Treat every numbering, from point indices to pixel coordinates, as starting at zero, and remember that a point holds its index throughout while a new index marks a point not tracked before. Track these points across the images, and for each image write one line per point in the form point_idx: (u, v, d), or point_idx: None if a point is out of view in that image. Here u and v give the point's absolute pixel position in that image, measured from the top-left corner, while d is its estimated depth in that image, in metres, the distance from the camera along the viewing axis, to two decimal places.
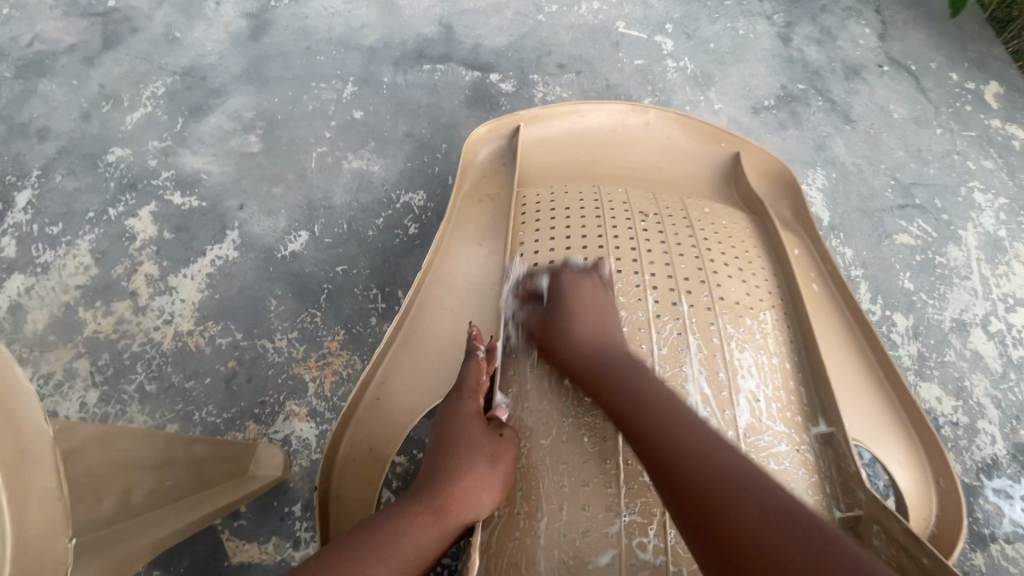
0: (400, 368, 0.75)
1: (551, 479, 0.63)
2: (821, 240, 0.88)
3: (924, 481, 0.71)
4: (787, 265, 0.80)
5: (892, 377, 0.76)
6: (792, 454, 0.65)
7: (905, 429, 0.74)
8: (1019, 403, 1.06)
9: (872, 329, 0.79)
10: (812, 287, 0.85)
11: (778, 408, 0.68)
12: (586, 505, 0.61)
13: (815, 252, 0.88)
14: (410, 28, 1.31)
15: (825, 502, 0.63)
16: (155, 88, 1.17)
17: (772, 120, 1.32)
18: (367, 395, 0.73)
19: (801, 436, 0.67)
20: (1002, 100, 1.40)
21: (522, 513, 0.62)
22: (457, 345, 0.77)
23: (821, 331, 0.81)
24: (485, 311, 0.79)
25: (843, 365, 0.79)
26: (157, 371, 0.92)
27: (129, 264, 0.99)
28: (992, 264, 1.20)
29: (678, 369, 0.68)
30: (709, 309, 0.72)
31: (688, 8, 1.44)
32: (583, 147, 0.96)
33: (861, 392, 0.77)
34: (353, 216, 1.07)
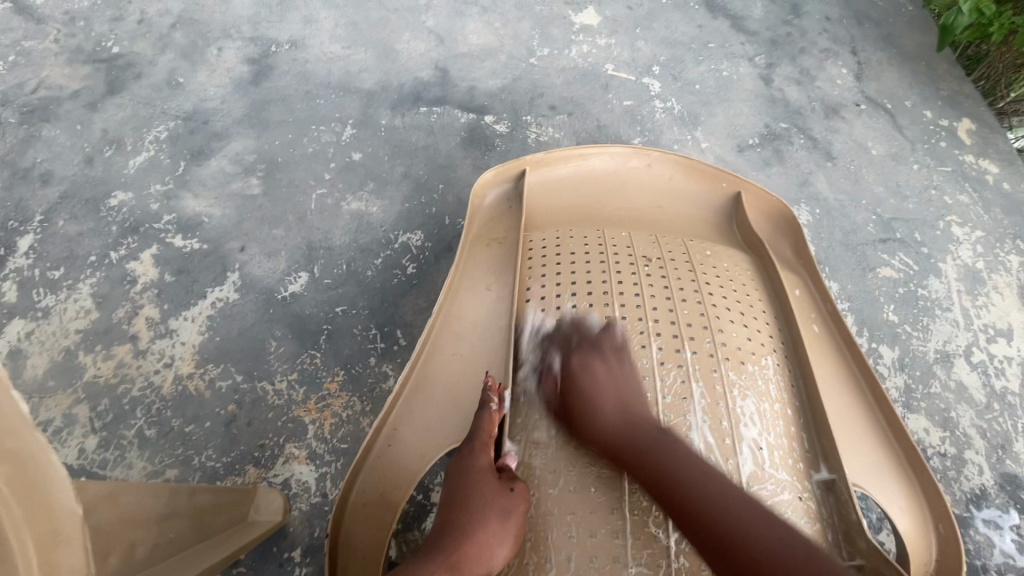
0: (410, 413, 0.76)
1: (561, 530, 0.64)
2: (820, 280, 0.90)
3: (922, 523, 0.73)
4: (786, 309, 0.83)
5: (891, 418, 0.79)
6: (794, 500, 0.67)
7: (904, 470, 0.76)
8: (1003, 433, 1.09)
9: (871, 371, 0.82)
10: (812, 328, 0.88)
11: (780, 457, 0.70)
12: (594, 556, 0.63)
13: (815, 292, 0.91)
14: (407, 72, 1.36)
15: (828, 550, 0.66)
16: (157, 132, 1.20)
17: (756, 157, 1.37)
18: (378, 440, 0.74)
19: (803, 483, 0.69)
20: (974, 136, 1.47)
21: (531, 564, 0.63)
22: (467, 391, 0.78)
23: (822, 373, 0.84)
24: (495, 356, 0.80)
25: (841, 407, 0.81)
26: (157, 416, 0.92)
27: (131, 307, 1.00)
28: (972, 296, 1.24)
29: (682, 419, 0.70)
30: (712, 355, 0.74)
31: (673, 51, 1.50)
32: (587, 190, 1.00)
33: (859, 433, 0.79)
34: (352, 257, 1.09)
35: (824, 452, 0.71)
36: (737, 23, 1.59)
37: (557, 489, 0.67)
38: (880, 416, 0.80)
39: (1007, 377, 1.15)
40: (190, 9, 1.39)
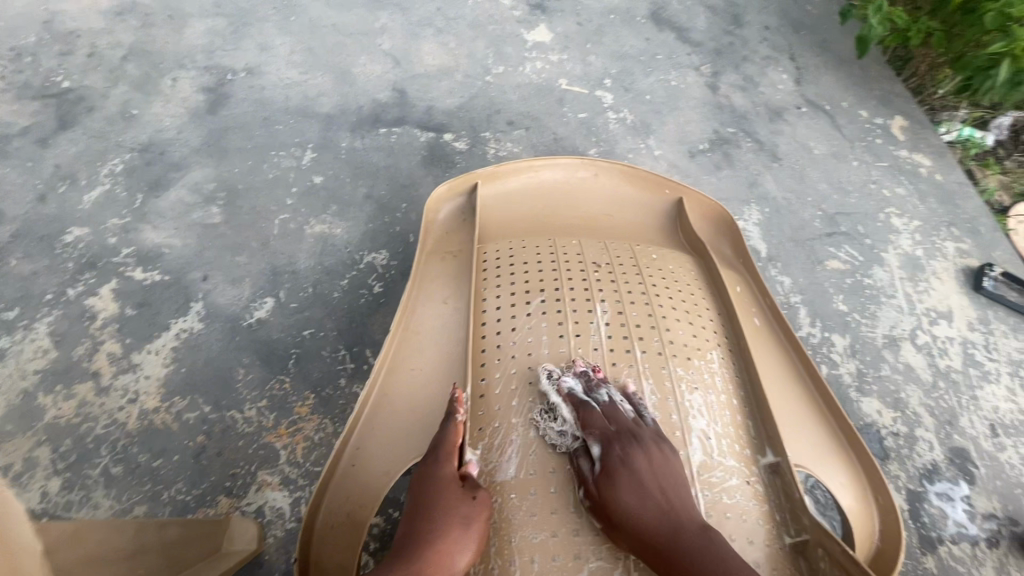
0: (373, 431, 0.77)
1: (523, 532, 0.66)
2: (759, 278, 0.96)
3: (865, 498, 0.78)
4: (728, 306, 0.88)
5: (830, 402, 0.84)
6: (742, 486, 0.71)
7: (844, 451, 0.81)
8: (949, 409, 1.16)
9: (810, 361, 0.87)
10: (753, 322, 0.93)
11: (728, 446, 0.73)
12: (556, 555, 0.65)
13: (755, 289, 0.96)
14: (365, 94, 1.38)
15: (777, 530, 0.69)
16: (112, 165, 1.19)
17: (708, 162, 1.43)
18: (343, 459, 0.75)
19: (750, 468, 0.73)
20: (907, 132, 1.57)
21: (496, 568, 0.65)
22: (429, 404, 0.79)
23: (764, 364, 0.88)
24: (454, 367, 0.81)
25: (786, 395, 0.85)
26: (122, 453, 0.91)
27: (91, 344, 0.99)
28: (914, 282, 1.32)
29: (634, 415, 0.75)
30: (660, 354, 0.79)
31: (623, 63, 1.57)
32: (539, 201, 1.03)
33: (802, 420, 0.84)
34: (317, 279, 1.10)
35: (768, 437, 0.75)
36: (682, 34, 1.67)
37: (518, 492, 0.69)
38: (819, 401, 0.86)
39: (949, 356, 1.23)
40: (141, 40, 1.39)
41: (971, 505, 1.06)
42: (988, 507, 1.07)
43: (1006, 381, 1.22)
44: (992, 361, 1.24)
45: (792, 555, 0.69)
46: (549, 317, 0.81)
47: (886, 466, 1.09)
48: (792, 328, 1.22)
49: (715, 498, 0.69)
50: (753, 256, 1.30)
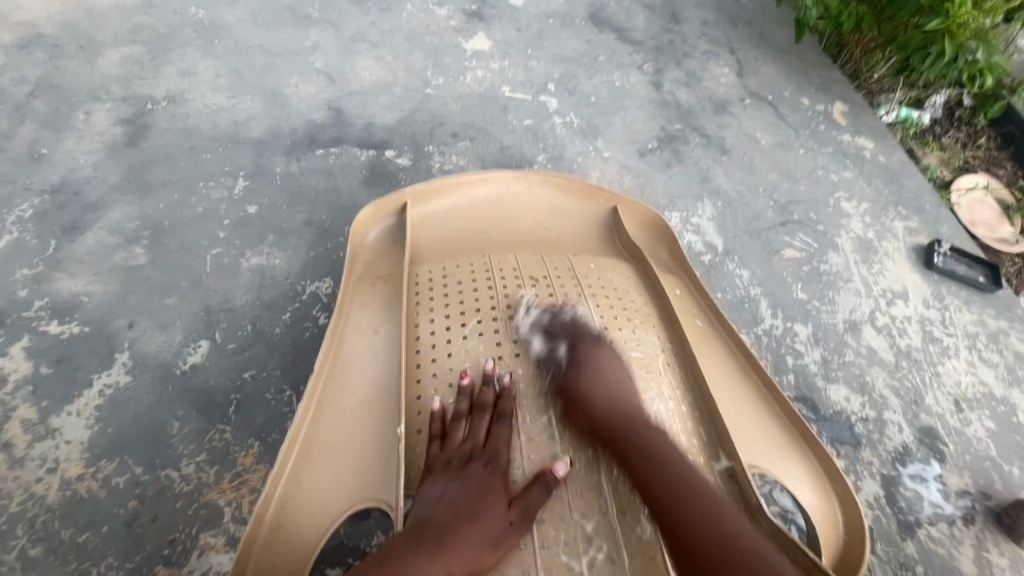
0: (301, 481, 0.70)
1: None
2: (696, 277, 0.96)
3: (825, 494, 0.77)
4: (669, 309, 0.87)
5: (777, 396, 0.84)
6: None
7: (798, 445, 0.81)
8: (914, 389, 1.17)
9: (754, 357, 0.87)
10: (696, 323, 0.93)
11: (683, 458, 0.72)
12: None
13: (694, 290, 0.96)
14: (299, 115, 1.31)
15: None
16: (21, 211, 1.09)
17: (657, 160, 1.41)
18: (267, 524, 0.67)
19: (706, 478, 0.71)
20: (848, 117, 1.60)
21: None
22: (361, 448, 0.72)
23: (711, 365, 0.88)
24: (389, 404, 0.75)
25: (736, 396, 0.85)
26: (42, 531, 0.81)
27: (1, 411, 0.89)
28: (868, 264, 1.33)
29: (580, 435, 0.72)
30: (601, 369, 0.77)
31: (566, 67, 1.55)
32: (472, 216, 0.99)
33: (755, 418, 0.83)
34: (256, 316, 1.03)
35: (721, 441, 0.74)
36: (623, 34, 1.66)
37: None
38: (768, 395, 0.85)
39: (909, 335, 1.24)
40: (49, 74, 1.29)
41: (944, 484, 1.06)
42: (961, 484, 1.07)
43: (965, 355, 1.23)
44: (949, 336, 1.25)
45: None
46: (486, 340, 0.78)
47: (859, 453, 1.07)
48: (753, 322, 1.20)
49: None
50: (709, 252, 1.28)
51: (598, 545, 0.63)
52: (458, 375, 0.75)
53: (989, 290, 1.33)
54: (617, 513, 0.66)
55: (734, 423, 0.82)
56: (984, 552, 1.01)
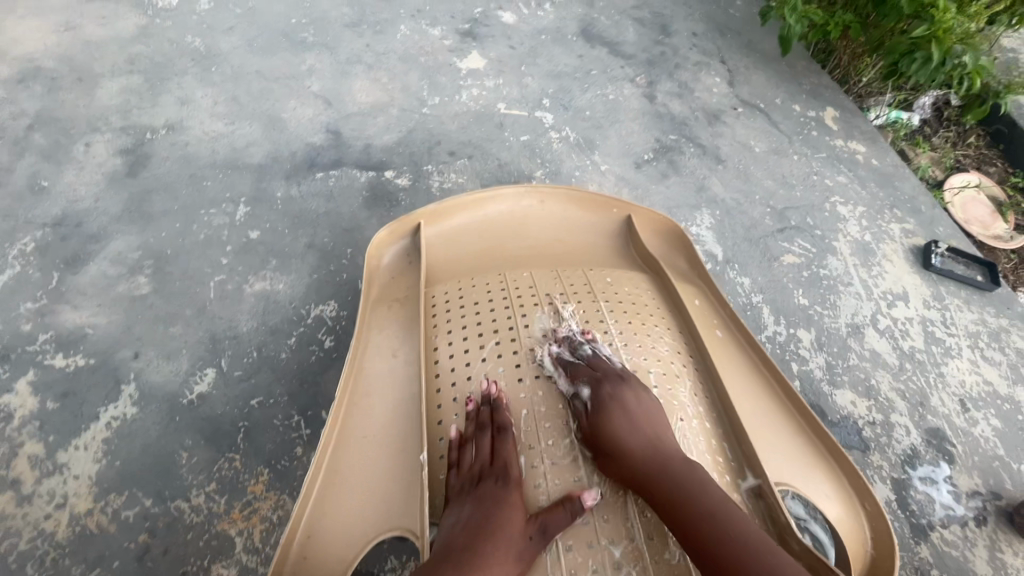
0: (325, 511, 0.70)
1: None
2: (715, 288, 0.96)
3: (852, 507, 0.77)
4: (689, 321, 0.88)
5: (801, 408, 0.84)
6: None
7: (824, 457, 0.81)
8: (919, 390, 1.17)
9: (777, 368, 0.86)
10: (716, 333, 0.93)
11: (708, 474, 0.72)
12: None
13: (713, 300, 0.96)
14: (298, 139, 1.32)
15: None
16: (23, 244, 1.09)
17: (654, 171, 1.43)
18: (289, 562, 0.66)
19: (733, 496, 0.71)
20: (840, 122, 1.63)
21: None
22: (380, 477, 0.72)
23: (735, 378, 0.88)
24: (409, 432, 0.75)
25: (758, 407, 0.85)
26: (53, 568, 0.80)
27: (8, 448, 0.88)
28: (867, 268, 1.34)
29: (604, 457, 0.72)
30: None
31: (560, 82, 1.57)
32: (486, 235, 1.00)
33: (779, 431, 0.83)
34: (262, 341, 1.03)
35: (742, 458, 0.74)
36: (614, 48, 1.68)
37: None
38: (792, 408, 0.85)
39: (911, 337, 1.24)
40: (48, 106, 1.30)
41: (954, 486, 1.06)
42: (971, 485, 1.07)
43: (968, 355, 1.24)
44: (951, 336, 1.26)
45: None
46: (506, 360, 0.78)
47: (868, 457, 1.07)
48: (757, 330, 1.21)
49: None
50: (710, 261, 1.29)
51: (627, 570, 0.63)
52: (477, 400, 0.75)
53: (988, 289, 1.34)
54: (643, 536, 0.65)
55: (756, 436, 0.82)
56: (998, 553, 1.00)
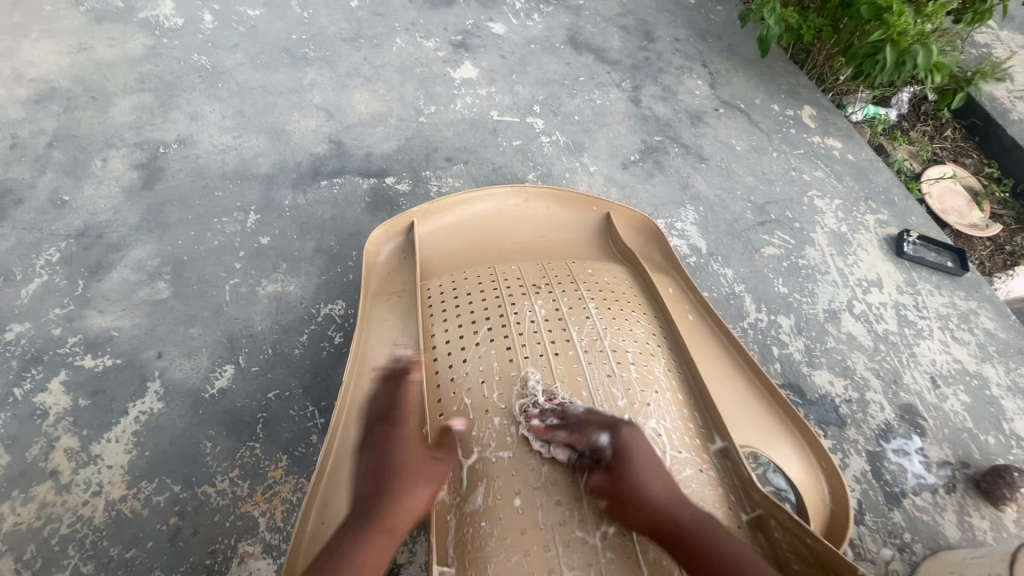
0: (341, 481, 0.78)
1: (496, 557, 0.65)
2: (686, 276, 1.05)
3: (812, 468, 0.85)
4: (661, 306, 0.95)
5: (764, 381, 0.92)
6: (697, 475, 0.75)
7: (787, 424, 0.89)
8: (893, 369, 1.25)
9: (742, 346, 0.95)
10: (688, 317, 1.01)
11: (679, 439, 0.78)
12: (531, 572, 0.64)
13: (684, 287, 1.05)
14: (303, 149, 1.40)
15: (733, 510, 0.74)
16: (48, 255, 1.16)
17: (640, 171, 1.51)
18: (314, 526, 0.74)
19: (702, 456, 0.78)
20: (817, 120, 1.71)
21: None
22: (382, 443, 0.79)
23: (706, 356, 0.95)
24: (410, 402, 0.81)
25: (727, 383, 0.92)
26: (92, 549, 0.87)
27: (45, 443, 0.95)
28: (844, 257, 1.42)
29: None
30: (602, 354, 0.83)
31: (549, 89, 1.65)
32: (475, 233, 1.08)
33: (747, 403, 0.91)
34: (276, 339, 1.10)
35: (712, 424, 0.81)
36: (600, 55, 1.77)
37: (488, 519, 0.68)
38: (759, 382, 0.93)
39: (885, 321, 1.32)
40: (65, 125, 1.37)
41: (925, 456, 1.14)
42: (941, 455, 1.14)
43: (939, 335, 1.32)
44: (923, 318, 1.34)
45: (751, 531, 0.73)
46: (497, 343, 0.84)
47: (845, 432, 1.15)
48: (739, 317, 1.28)
49: None
50: (694, 254, 1.37)
51: (609, 520, 0.67)
52: (470, 379, 0.80)
53: (958, 273, 1.42)
54: None
55: (726, 408, 0.90)
56: (967, 516, 1.08)
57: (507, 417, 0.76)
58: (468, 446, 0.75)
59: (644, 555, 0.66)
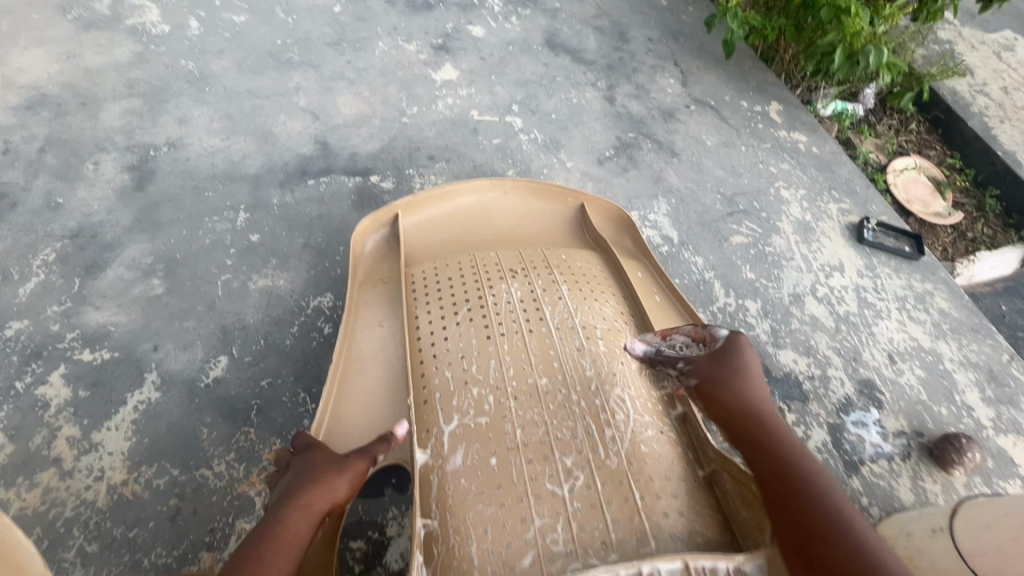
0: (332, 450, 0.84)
1: (474, 509, 0.71)
2: (655, 262, 1.13)
3: None
4: (630, 288, 1.03)
5: None
6: (657, 434, 0.80)
7: None
8: (853, 347, 1.33)
9: (704, 323, 1.03)
10: (656, 299, 1.08)
11: (643, 404, 0.84)
12: (505, 522, 0.70)
13: (652, 272, 1.13)
14: (290, 150, 1.45)
15: (689, 467, 0.78)
16: (45, 255, 1.20)
17: (615, 166, 1.58)
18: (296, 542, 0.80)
19: (663, 421, 0.83)
20: (783, 115, 1.79)
21: (441, 553, 0.69)
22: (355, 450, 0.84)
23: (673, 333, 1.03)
24: (391, 407, 0.87)
25: None
26: (96, 530, 0.92)
27: (47, 432, 1.00)
28: (808, 244, 1.50)
29: (559, 391, 0.82)
30: (573, 331, 0.90)
31: (527, 89, 1.71)
32: (456, 223, 1.14)
33: None
34: (268, 331, 1.15)
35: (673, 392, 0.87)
36: (576, 55, 1.84)
37: (466, 476, 0.74)
38: None
39: (846, 303, 1.40)
40: (56, 130, 1.41)
41: (882, 427, 1.22)
42: (897, 426, 1.22)
43: (896, 315, 1.40)
44: (881, 300, 1.42)
45: (706, 486, 0.77)
46: (476, 323, 0.90)
47: (807, 406, 1.23)
48: (709, 302, 1.36)
49: (633, 447, 0.77)
50: (666, 243, 1.44)
51: (576, 475, 0.74)
52: (451, 356, 0.86)
53: (914, 258, 1.51)
54: (590, 449, 0.76)
55: None
56: (921, 481, 1.16)
57: (485, 387, 0.82)
58: (448, 412, 0.81)
59: (608, 505, 0.71)
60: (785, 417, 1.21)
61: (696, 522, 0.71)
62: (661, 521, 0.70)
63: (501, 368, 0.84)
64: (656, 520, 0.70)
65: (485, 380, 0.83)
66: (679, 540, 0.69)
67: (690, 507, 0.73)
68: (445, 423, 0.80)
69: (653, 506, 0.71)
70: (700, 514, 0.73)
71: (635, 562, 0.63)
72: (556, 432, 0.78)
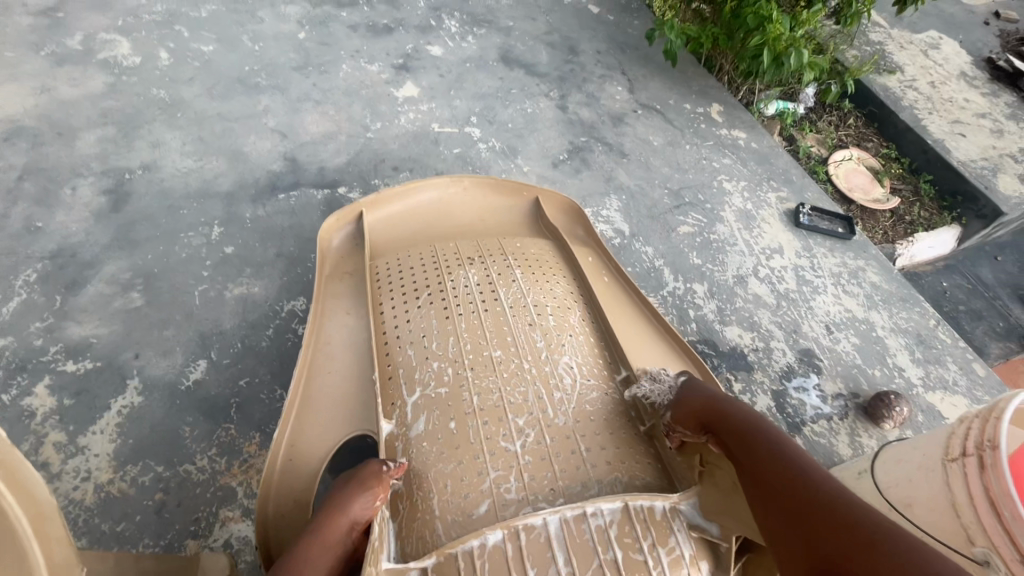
0: (303, 423, 0.92)
1: (436, 468, 0.81)
2: (605, 248, 1.24)
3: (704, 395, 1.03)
4: (580, 270, 1.14)
5: (667, 329, 1.11)
6: (600, 395, 0.92)
7: (682, 360, 1.08)
8: (793, 321, 1.44)
9: (648, 301, 1.14)
10: (605, 280, 1.19)
11: (588, 368, 0.95)
12: (463, 476, 0.80)
13: (602, 257, 1.24)
14: (260, 167, 1.54)
15: (632, 423, 0.91)
16: (26, 276, 1.26)
17: (569, 168, 1.69)
18: (272, 488, 0.87)
19: (607, 383, 0.95)
20: (723, 115, 1.94)
21: (405, 506, 0.80)
22: (350, 426, 0.92)
23: (620, 311, 1.14)
24: (359, 385, 0.95)
25: (637, 330, 1.11)
26: (85, 526, 0.97)
27: (34, 439, 1.05)
28: (749, 230, 1.62)
29: (512, 361, 0.92)
30: (526, 309, 1.00)
31: (484, 102, 1.83)
32: (419, 218, 1.23)
33: (652, 343, 1.09)
34: (244, 334, 1.22)
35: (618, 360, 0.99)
36: (530, 69, 1.97)
37: (428, 441, 0.84)
38: (661, 330, 1.13)
39: (786, 281, 1.52)
40: (33, 159, 1.48)
41: (821, 390, 1.33)
42: (835, 388, 1.33)
43: (832, 290, 1.52)
44: (818, 277, 1.55)
45: (648, 441, 0.89)
46: (435, 305, 0.99)
47: (752, 375, 1.33)
48: (659, 287, 1.46)
49: (579, 407, 0.89)
50: (617, 236, 1.55)
51: (527, 432, 0.84)
52: (414, 336, 0.96)
53: (846, 237, 1.65)
54: (539, 410, 0.87)
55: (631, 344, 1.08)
56: (857, 437, 1.27)
57: (445, 360, 0.92)
58: (411, 384, 0.90)
59: (556, 458, 0.82)
60: (732, 387, 1.31)
61: (633, 466, 0.83)
62: (602, 466, 0.82)
63: (459, 343, 0.94)
64: (599, 466, 0.81)
65: (445, 354, 0.92)
66: (620, 484, 0.80)
67: (625, 453, 0.85)
68: (409, 394, 0.89)
69: (597, 456, 0.83)
70: (639, 461, 0.85)
71: (580, 503, 0.73)
72: (510, 396, 0.88)
